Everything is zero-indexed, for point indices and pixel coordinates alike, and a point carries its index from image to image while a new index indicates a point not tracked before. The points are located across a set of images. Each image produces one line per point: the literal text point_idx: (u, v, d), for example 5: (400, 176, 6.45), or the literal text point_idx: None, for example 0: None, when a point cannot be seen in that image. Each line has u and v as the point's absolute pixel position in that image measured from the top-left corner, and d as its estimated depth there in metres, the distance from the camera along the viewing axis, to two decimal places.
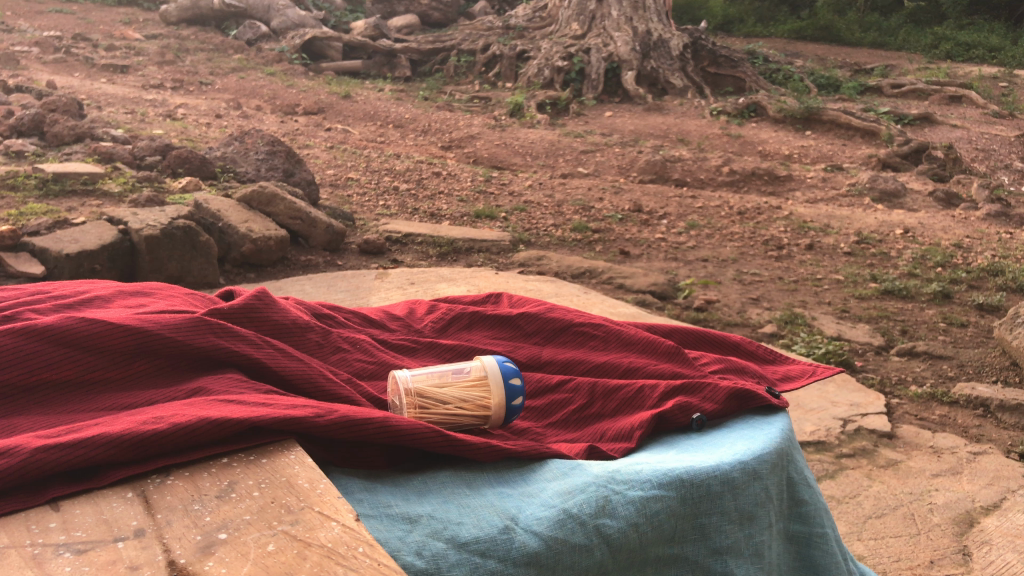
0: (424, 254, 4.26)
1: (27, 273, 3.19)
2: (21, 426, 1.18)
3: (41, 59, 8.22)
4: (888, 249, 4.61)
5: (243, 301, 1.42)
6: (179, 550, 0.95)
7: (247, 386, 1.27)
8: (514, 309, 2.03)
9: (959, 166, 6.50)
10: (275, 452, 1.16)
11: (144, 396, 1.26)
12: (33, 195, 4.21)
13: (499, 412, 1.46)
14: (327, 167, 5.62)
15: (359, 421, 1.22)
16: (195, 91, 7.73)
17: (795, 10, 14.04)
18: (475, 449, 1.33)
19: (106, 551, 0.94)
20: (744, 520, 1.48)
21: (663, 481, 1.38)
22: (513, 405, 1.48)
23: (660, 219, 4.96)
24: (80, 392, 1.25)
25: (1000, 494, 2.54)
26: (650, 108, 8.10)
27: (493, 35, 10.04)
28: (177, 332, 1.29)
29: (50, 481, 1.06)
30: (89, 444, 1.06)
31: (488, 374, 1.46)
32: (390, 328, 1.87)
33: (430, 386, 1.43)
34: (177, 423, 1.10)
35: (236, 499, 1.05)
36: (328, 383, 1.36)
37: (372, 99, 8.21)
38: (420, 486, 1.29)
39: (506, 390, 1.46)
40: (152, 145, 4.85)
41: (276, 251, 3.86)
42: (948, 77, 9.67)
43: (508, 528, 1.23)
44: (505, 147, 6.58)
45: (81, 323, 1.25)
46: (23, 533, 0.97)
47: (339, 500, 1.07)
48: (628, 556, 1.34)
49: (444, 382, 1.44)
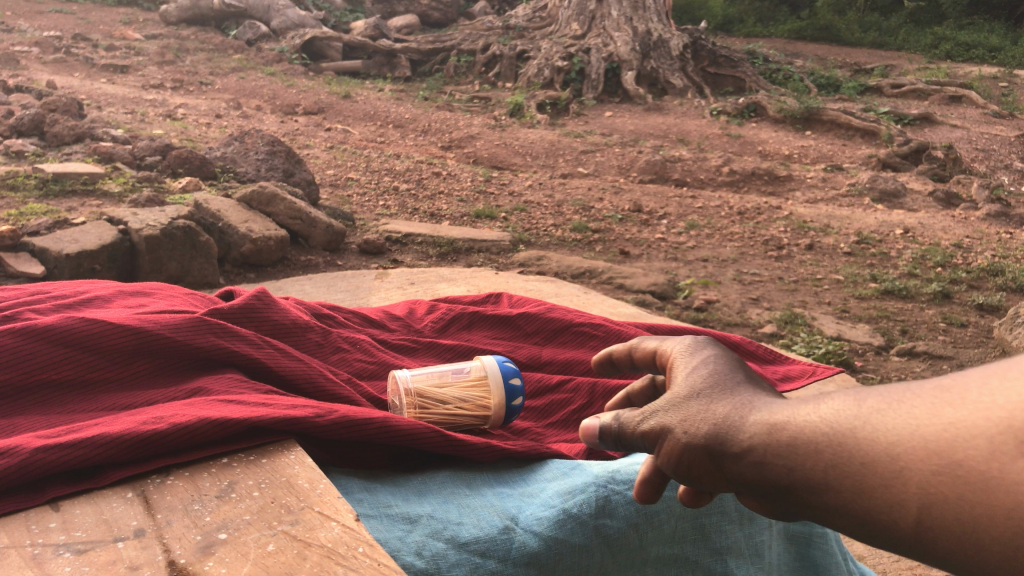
0: (425, 254, 4.26)
1: (27, 273, 3.19)
2: (21, 425, 1.17)
3: (41, 59, 8.21)
4: (888, 249, 4.61)
5: (243, 301, 1.42)
6: (179, 549, 0.94)
7: (246, 386, 1.27)
8: (514, 309, 2.03)
9: (959, 167, 6.51)
10: (275, 452, 1.15)
11: (144, 396, 1.26)
12: (33, 195, 4.21)
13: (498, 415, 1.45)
14: (327, 167, 5.63)
15: (359, 421, 1.22)
16: (195, 91, 7.73)
17: (795, 10, 14.08)
18: (475, 450, 1.34)
19: (106, 551, 0.94)
20: (744, 519, 1.47)
21: (664, 480, 1.36)
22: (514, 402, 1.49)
23: (660, 219, 4.96)
24: (80, 391, 1.25)
25: None
26: (650, 108, 8.11)
27: (493, 35, 10.06)
28: (177, 332, 1.29)
29: (51, 480, 1.06)
30: (90, 444, 1.05)
31: (488, 374, 1.46)
32: (390, 328, 1.87)
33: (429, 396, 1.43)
34: (178, 423, 1.10)
35: (236, 499, 1.04)
36: (328, 383, 1.36)
37: (372, 99, 8.21)
38: (420, 486, 1.29)
39: (506, 390, 1.46)
40: (152, 145, 4.85)
41: (276, 251, 3.86)
42: (948, 77, 9.66)
43: (508, 528, 1.23)
44: (506, 147, 6.59)
45: (82, 324, 1.25)
46: (23, 533, 0.97)
47: (339, 500, 1.05)
48: (628, 556, 1.33)
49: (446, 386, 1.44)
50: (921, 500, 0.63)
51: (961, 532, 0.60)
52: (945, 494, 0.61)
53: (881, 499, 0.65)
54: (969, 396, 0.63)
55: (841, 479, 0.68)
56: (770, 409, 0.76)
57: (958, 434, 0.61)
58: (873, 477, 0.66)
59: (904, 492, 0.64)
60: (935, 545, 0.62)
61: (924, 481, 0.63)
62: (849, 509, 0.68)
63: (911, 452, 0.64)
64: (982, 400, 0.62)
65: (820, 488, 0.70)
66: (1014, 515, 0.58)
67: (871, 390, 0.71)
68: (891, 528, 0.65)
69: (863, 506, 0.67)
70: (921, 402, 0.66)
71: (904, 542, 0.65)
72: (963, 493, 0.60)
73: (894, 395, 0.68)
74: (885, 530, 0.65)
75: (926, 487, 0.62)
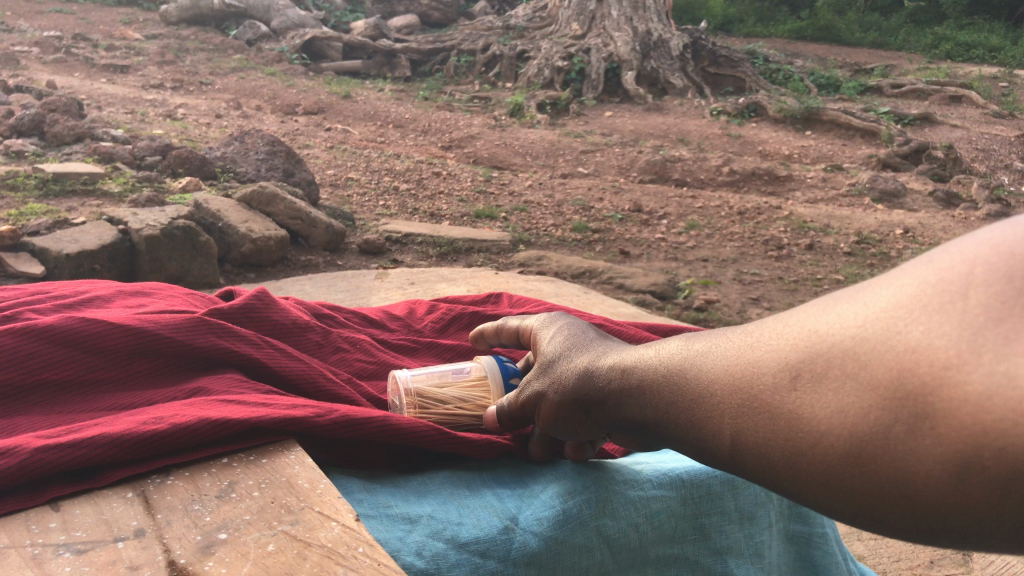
0: (425, 254, 4.26)
1: (27, 273, 3.19)
2: (21, 426, 1.15)
3: (41, 59, 8.21)
4: (888, 250, 4.62)
5: (243, 301, 1.41)
6: (179, 549, 0.91)
7: (246, 386, 1.25)
8: (514, 308, 2.03)
9: (959, 167, 6.51)
10: (275, 452, 1.11)
11: (145, 396, 1.23)
12: (33, 195, 4.20)
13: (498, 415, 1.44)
14: (327, 167, 5.63)
15: (359, 421, 1.20)
16: (195, 91, 7.73)
17: (795, 10, 14.08)
18: (474, 449, 1.33)
19: (106, 551, 0.90)
20: (743, 520, 1.48)
21: (663, 481, 1.40)
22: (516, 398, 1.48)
23: (660, 219, 4.96)
24: (80, 392, 1.22)
25: None
26: (650, 108, 8.12)
27: (492, 35, 10.07)
28: (177, 332, 1.27)
29: (51, 480, 1.02)
30: (90, 443, 1.03)
31: (487, 374, 1.46)
32: (390, 328, 1.87)
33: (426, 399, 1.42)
34: (178, 423, 1.07)
35: (237, 499, 1.00)
36: (327, 383, 1.34)
37: (372, 99, 8.21)
38: (420, 487, 1.29)
39: (507, 389, 1.45)
40: (152, 145, 4.84)
41: (276, 250, 3.86)
42: (948, 77, 9.65)
43: (508, 529, 1.23)
44: (506, 147, 6.59)
45: (82, 323, 1.22)
46: (23, 532, 0.93)
47: (339, 500, 1.00)
48: (628, 556, 1.34)
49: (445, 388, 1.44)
50: (727, 426, 0.79)
51: (760, 451, 0.76)
52: (744, 421, 0.77)
53: (702, 428, 0.82)
54: (775, 339, 0.78)
55: (679, 413, 0.85)
56: (629, 360, 0.97)
57: (755, 371, 0.77)
58: (696, 412, 0.83)
59: (717, 422, 0.80)
60: (744, 464, 0.78)
61: (729, 412, 0.79)
62: (684, 440, 0.85)
63: (721, 387, 0.80)
64: (782, 343, 0.77)
65: (660, 424, 0.88)
66: (790, 435, 0.73)
67: (710, 337, 0.88)
68: (715, 452, 0.81)
69: (688, 437, 0.84)
70: (741, 345, 0.82)
71: (727, 465, 0.80)
72: (756, 418, 0.76)
73: (724, 343, 0.84)
74: (713, 455, 0.82)
75: (732, 418, 0.78)
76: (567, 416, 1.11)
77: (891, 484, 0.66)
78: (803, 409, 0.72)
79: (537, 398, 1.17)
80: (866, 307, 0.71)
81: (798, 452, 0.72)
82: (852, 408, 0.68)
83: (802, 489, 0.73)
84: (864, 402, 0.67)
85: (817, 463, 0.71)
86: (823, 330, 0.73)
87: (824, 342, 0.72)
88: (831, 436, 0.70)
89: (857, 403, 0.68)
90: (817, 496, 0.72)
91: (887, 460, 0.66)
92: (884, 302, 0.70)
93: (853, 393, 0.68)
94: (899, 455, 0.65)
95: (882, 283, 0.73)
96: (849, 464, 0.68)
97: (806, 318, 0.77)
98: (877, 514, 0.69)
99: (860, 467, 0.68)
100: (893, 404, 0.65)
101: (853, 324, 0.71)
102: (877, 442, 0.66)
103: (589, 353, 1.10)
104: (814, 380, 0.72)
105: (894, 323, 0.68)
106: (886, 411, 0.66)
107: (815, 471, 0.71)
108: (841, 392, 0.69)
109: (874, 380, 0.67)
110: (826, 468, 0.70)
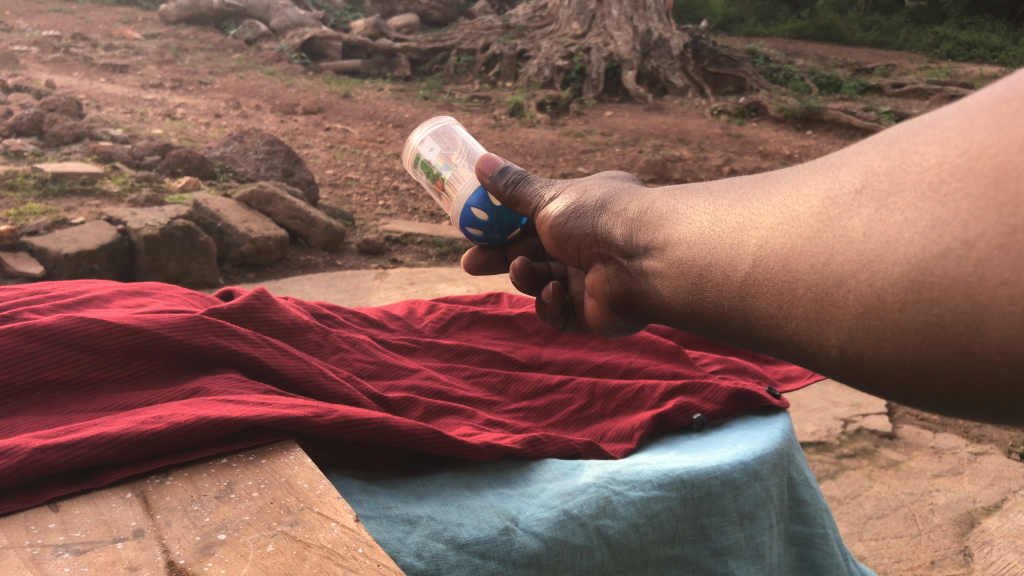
0: (424, 254, 4.25)
1: (27, 273, 3.18)
2: (19, 426, 1.09)
3: (40, 59, 8.16)
4: None
5: (242, 301, 1.35)
6: (179, 550, 0.87)
7: (246, 386, 1.20)
8: (514, 309, 2.07)
9: None
10: (275, 452, 1.07)
11: (144, 396, 1.17)
12: (32, 195, 4.19)
13: (453, 224, 1.51)
14: (327, 167, 5.64)
15: (359, 421, 1.15)
16: (194, 91, 7.71)
17: (795, 9, 14.14)
18: (474, 452, 1.29)
19: (106, 552, 0.87)
20: (744, 521, 1.48)
21: (663, 481, 1.37)
22: (501, 254, 1.60)
23: None
24: (79, 391, 1.16)
25: (1001, 494, 2.53)
26: (650, 108, 8.18)
27: (492, 34, 10.09)
28: (175, 331, 1.20)
29: (49, 480, 0.98)
30: (90, 444, 0.97)
31: (460, 188, 1.46)
32: (390, 327, 1.84)
33: (415, 156, 1.52)
34: (178, 423, 1.02)
35: (236, 500, 0.97)
36: (327, 383, 1.29)
37: (372, 99, 8.21)
38: (419, 489, 1.28)
39: (464, 217, 1.48)
40: (151, 145, 4.81)
41: (276, 250, 3.86)
42: (949, 76, 9.61)
43: (509, 529, 1.22)
44: (506, 146, 6.60)
45: (79, 322, 1.15)
46: (22, 533, 0.90)
47: (339, 500, 0.97)
48: (628, 557, 1.34)
49: (428, 168, 1.50)
50: (762, 252, 0.76)
51: (797, 279, 0.72)
52: (784, 245, 0.74)
53: (735, 260, 0.79)
54: (840, 165, 0.73)
55: (718, 258, 0.82)
56: (674, 216, 0.94)
57: (811, 196, 0.74)
58: (730, 244, 0.80)
59: (753, 250, 0.77)
60: (773, 296, 0.75)
61: (773, 236, 0.76)
62: (708, 280, 0.83)
63: (772, 220, 0.77)
64: (847, 166, 0.73)
65: (687, 263, 0.86)
66: (837, 260, 0.69)
67: (759, 178, 0.84)
68: (742, 285, 0.78)
69: (724, 283, 0.80)
70: (798, 178, 0.78)
71: (752, 303, 0.77)
72: (803, 239, 0.72)
73: (778, 182, 0.80)
74: (739, 291, 0.79)
75: (776, 247, 0.75)
76: (571, 240, 1.19)
77: (956, 317, 0.61)
78: (860, 226, 0.68)
79: (544, 211, 1.27)
80: (956, 118, 0.66)
81: (844, 274, 0.68)
82: (925, 224, 0.63)
83: (835, 325, 0.69)
84: (945, 214, 0.62)
85: (865, 290, 0.66)
86: (901, 149, 0.69)
87: (900, 160, 0.68)
88: (891, 255, 0.65)
89: (930, 217, 0.63)
90: (853, 335, 0.68)
91: (952, 285, 0.61)
92: (978, 109, 0.65)
93: (929, 207, 0.63)
94: (964, 281, 0.60)
95: (971, 98, 0.68)
96: (907, 291, 0.64)
97: (873, 143, 0.73)
98: (925, 356, 0.64)
99: (918, 295, 0.63)
100: (980, 213, 0.60)
101: (938, 138, 0.66)
102: (946, 264, 0.61)
103: (619, 191, 1.14)
104: (881, 197, 0.67)
105: (993, 125, 0.62)
106: (970, 225, 0.60)
107: (859, 302, 0.67)
108: (912, 206, 0.65)
109: (963, 189, 0.62)
110: (879, 297, 0.65)
